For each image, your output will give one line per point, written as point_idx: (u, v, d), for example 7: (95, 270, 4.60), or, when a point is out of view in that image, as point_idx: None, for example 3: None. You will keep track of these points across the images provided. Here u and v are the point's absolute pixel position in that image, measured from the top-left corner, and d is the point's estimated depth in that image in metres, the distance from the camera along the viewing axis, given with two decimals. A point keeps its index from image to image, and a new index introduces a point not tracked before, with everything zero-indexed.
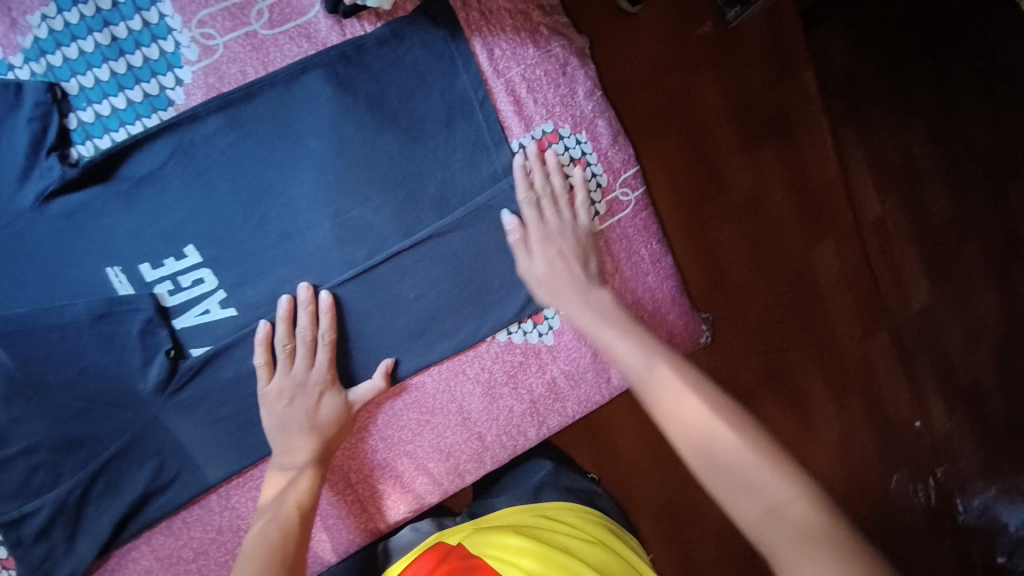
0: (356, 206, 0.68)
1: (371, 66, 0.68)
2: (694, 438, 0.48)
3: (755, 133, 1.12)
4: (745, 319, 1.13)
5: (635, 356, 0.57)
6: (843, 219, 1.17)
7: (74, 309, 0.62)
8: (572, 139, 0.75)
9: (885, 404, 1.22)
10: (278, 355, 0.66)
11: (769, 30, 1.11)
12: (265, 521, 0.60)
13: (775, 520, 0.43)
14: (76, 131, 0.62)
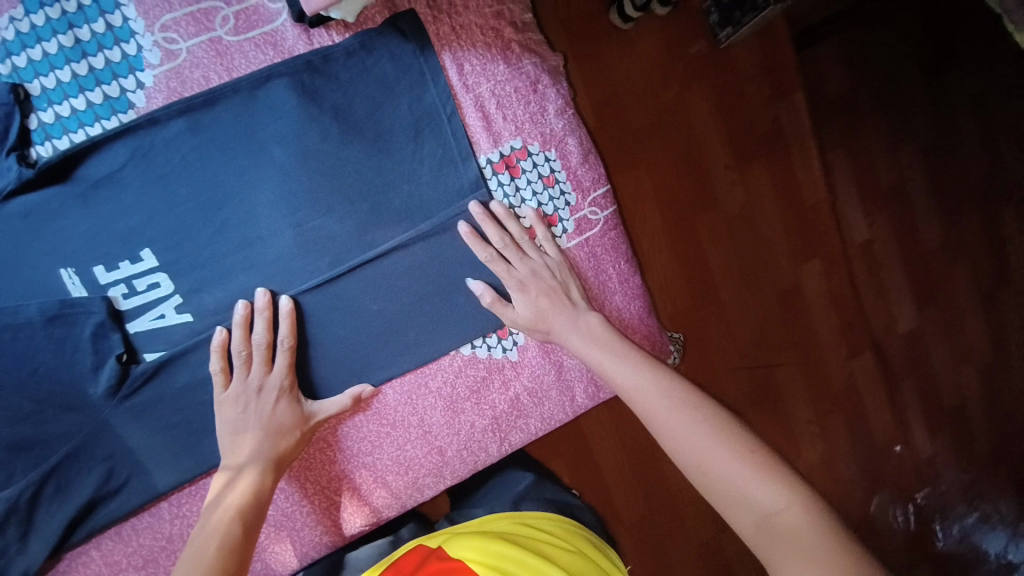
0: (318, 216, 0.68)
1: (338, 77, 0.68)
2: (691, 457, 0.54)
3: (746, 150, 1.12)
4: (732, 335, 1.13)
5: (631, 377, 0.63)
6: (830, 241, 1.17)
7: (28, 309, 0.61)
8: (541, 156, 0.74)
9: (871, 426, 1.22)
10: (234, 362, 0.65)
11: (761, 51, 1.11)
12: (203, 533, 0.58)
13: (768, 530, 0.48)
14: (36, 132, 0.62)
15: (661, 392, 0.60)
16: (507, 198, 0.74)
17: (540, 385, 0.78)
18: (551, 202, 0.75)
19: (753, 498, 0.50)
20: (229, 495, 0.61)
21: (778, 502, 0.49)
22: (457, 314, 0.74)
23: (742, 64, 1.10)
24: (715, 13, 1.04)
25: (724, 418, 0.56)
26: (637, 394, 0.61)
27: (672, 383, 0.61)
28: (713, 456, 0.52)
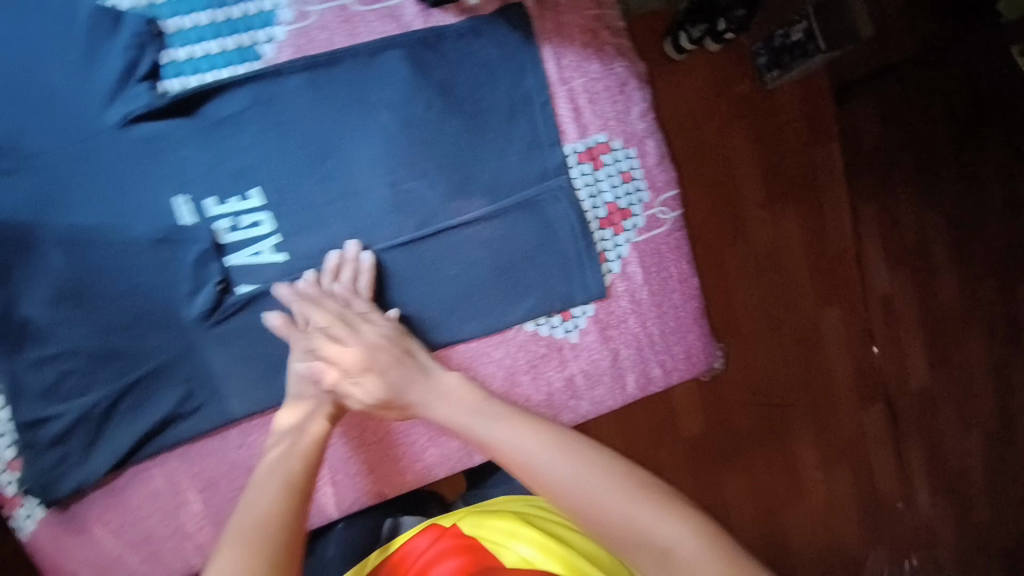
0: (413, 178, 0.73)
1: (446, 54, 0.72)
2: (582, 509, 0.49)
3: (779, 187, 1.17)
4: (747, 371, 1.17)
5: (501, 436, 0.55)
6: (850, 290, 1.20)
7: (137, 229, 0.65)
8: (622, 153, 0.78)
9: (875, 481, 1.22)
10: (313, 306, 0.67)
11: (802, 98, 1.18)
12: (283, 454, 0.56)
13: (671, 570, 0.44)
14: (166, 67, 0.65)
15: (539, 447, 0.53)
16: (587, 187, 0.78)
17: (594, 369, 0.82)
18: (625, 197, 0.80)
19: (656, 538, 0.46)
20: (305, 426, 0.60)
21: (683, 536, 0.45)
22: (526, 290, 0.78)
23: (780, 109, 1.17)
24: (763, 56, 1.11)
25: (611, 464, 0.51)
26: (511, 455, 0.54)
27: (553, 432, 0.54)
28: (602, 504, 0.48)
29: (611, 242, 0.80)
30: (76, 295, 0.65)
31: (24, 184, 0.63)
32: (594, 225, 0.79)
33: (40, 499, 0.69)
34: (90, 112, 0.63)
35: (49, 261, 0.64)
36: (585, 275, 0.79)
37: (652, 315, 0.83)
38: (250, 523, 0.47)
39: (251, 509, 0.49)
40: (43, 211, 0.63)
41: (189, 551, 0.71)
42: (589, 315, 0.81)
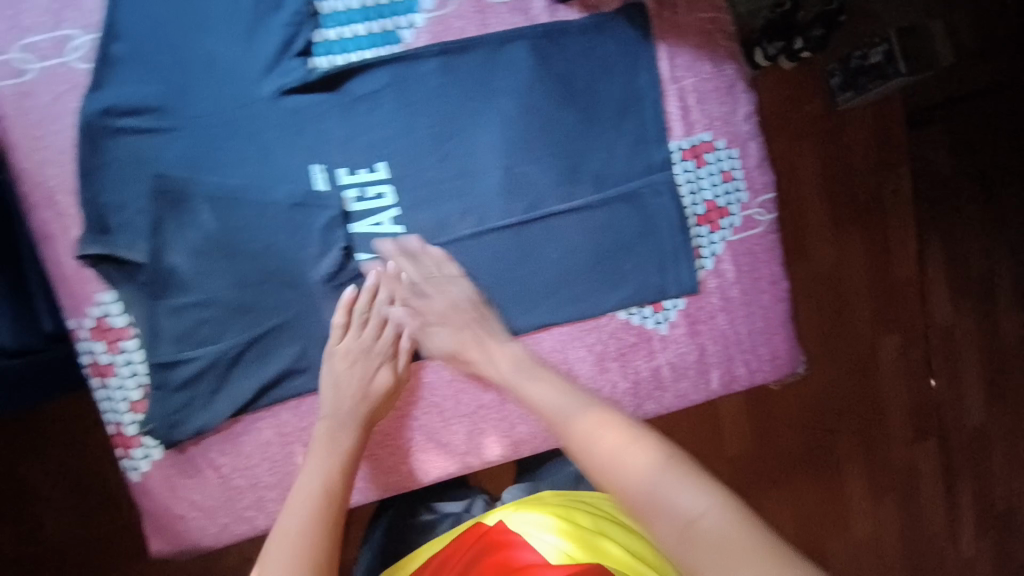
0: (527, 163, 0.76)
1: (568, 47, 0.75)
2: (614, 470, 0.56)
3: (850, 215, 1.21)
4: (802, 402, 1.24)
5: (552, 401, 0.65)
6: (914, 321, 1.26)
7: (278, 193, 0.71)
8: (724, 153, 0.80)
9: (921, 512, 1.31)
10: (424, 286, 0.74)
11: (874, 120, 1.20)
12: (322, 458, 0.67)
13: (694, 535, 0.48)
14: (318, 45, 0.71)
15: (585, 414, 0.62)
16: (688, 183, 0.79)
17: (681, 362, 0.83)
18: (724, 195, 0.81)
19: (680, 509, 0.50)
20: (340, 431, 0.70)
21: (706, 509, 0.49)
22: (623, 279, 0.80)
23: (851, 130, 1.19)
24: (837, 78, 1.15)
25: (651, 439, 0.58)
26: (559, 417, 0.63)
27: (599, 407, 0.63)
28: (635, 470, 0.54)
29: (706, 239, 0.81)
30: (217, 251, 0.70)
31: (182, 142, 0.68)
32: (692, 222, 0.80)
33: (160, 440, 0.73)
34: (247, 80, 0.68)
35: (200, 218, 0.69)
36: (680, 270, 0.81)
37: (742, 314, 0.84)
38: (289, 530, 0.60)
39: (291, 516, 0.61)
40: (195, 169, 0.68)
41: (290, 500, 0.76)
42: (680, 309, 0.82)
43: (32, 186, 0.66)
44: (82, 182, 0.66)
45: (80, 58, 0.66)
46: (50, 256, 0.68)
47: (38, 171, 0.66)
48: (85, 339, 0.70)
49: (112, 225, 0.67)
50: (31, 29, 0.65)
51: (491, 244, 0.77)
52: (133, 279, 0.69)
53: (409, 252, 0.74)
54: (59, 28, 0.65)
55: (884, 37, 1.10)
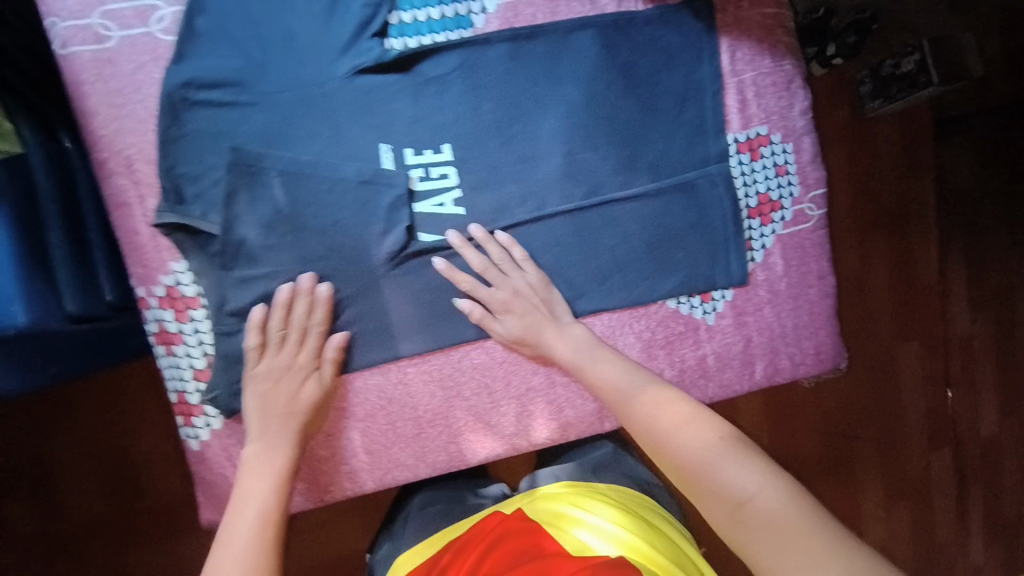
0: (587, 150, 0.78)
1: (634, 38, 0.77)
2: (670, 448, 0.61)
3: (870, 223, 1.27)
4: (820, 405, 1.29)
5: (613, 380, 0.70)
6: (932, 330, 1.31)
7: (346, 170, 0.72)
8: (779, 147, 0.82)
9: (933, 521, 1.34)
10: (494, 270, 0.75)
11: (901, 131, 1.26)
12: (248, 485, 0.62)
13: (746, 513, 0.52)
14: (394, 27, 0.73)
15: (644, 394, 0.67)
16: (743, 175, 0.82)
17: (726, 352, 0.84)
18: (777, 189, 0.83)
19: (734, 486, 0.54)
20: (266, 452, 0.65)
21: (760, 488, 0.52)
22: (673, 269, 0.82)
23: (876, 136, 1.26)
24: (868, 84, 1.20)
25: (708, 419, 0.62)
26: (619, 396, 0.68)
27: (658, 388, 0.67)
28: (691, 449, 0.59)
29: (757, 232, 0.83)
30: (285, 227, 0.72)
31: (258, 116, 0.69)
32: (745, 214, 0.82)
33: (219, 410, 0.74)
34: (325, 58, 0.70)
35: (273, 194, 0.71)
36: (730, 261, 0.82)
37: (789, 307, 0.85)
38: (228, 555, 0.54)
39: (234, 543, 0.55)
40: (269, 144, 0.70)
41: (344, 475, 0.79)
42: (728, 300, 0.84)
43: (109, 152, 0.67)
44: (160, 151, 0.67)
45: (163, 29, 0.67)
46: (123, 223, 0.69)
47: (116, 139, 0.67)
48: (155, 307, 0.71)
49: (188, 195, 0.69)
50: None
51: (550, 227, 0.78)
52: (205, 250, 0.70)
53: (478, 241, 0.75)
54: None
55: (917, 45, 1.12)
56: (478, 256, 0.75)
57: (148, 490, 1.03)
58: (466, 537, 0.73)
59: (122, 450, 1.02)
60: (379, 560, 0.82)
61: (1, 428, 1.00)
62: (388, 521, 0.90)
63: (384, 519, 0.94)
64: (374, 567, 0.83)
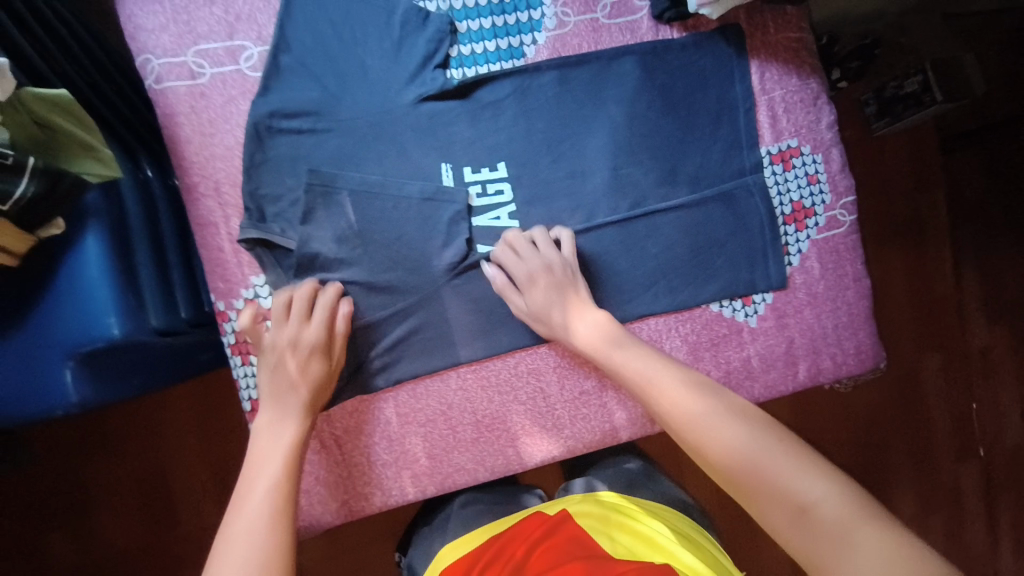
0: (631, 165, 0.83)
1: (671, 63, 0.84)
2: (717, 447, 0.59)
3: (887, 234, 1.31)
4: (850, 415, 1.30)
5: (652, 377, 0.69)
6: (954, 339, 1.33)
7: (411, 188, 0.78)
8: (810, 158, 0.88)
9: (967, 534, 1.33)
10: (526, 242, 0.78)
11: (909, 149, 1.31)
12: (261, 459, 0.65)
13: (810, 518, 0.51)
14: (454, 59, 0.81)
15: (684, 390, 0.66)
16: (777, 185, 0.87)
17: (769, 354, 0.87)
18: (810, 197, 0.88)
19: (796, 492, 0.52)
20: (278, 431, 0.68)
21: (823, 496, 0.51)
22: (715, 274, 0.85)
23: (888, 154, 1.31)
24: (873, 106, 1.27)
25: (753, 418, 0.61)
26: (659, 394, 0.67)
27: (698, 385, 0.66)
28: (742, 450, 0.58)
29: (793, 237, 0.88)
30: (354, 242, 0.77)
31: (334, 142, 0.76)
32: (780, 220, 0.87)
33: None
34: (395, 89, 0.78)
35: (346, 212, 0.76)
36: (768, 265, 0.86)
37: (827, 309, 0.88)
38: (238, 536, 0.56)
39: (245, 513, 0.58)
40: (342, 166, 0.76)
41: (405, 480, 0.80)
42: (768, 303, 0.87)
43: (201, 177, 0.74)
44: (245, 175, 0.74)
45: (251, 66, 0.75)
46: (209, 241, 0.75)
47: (207, 165, 0.74)
48: (234, 319, 0.76)
49: (269, 215, 0.75)
50: (206, 37, 0.74)
51: (597, 238, 0.83)
52: (281, 265, 0.75)
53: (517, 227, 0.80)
54: (232, 38, 0.75)
55: (919, 67, 1.19)
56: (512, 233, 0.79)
57: (188, 515, 1.06)
58: (511, 533, 0.72)
59: (171, 468, 1.06)
60: (420, 559, 0.82)
61: (62, 446, 1.05)
62: (423, 525, 0.90)
63: (416, 522, 0.94)
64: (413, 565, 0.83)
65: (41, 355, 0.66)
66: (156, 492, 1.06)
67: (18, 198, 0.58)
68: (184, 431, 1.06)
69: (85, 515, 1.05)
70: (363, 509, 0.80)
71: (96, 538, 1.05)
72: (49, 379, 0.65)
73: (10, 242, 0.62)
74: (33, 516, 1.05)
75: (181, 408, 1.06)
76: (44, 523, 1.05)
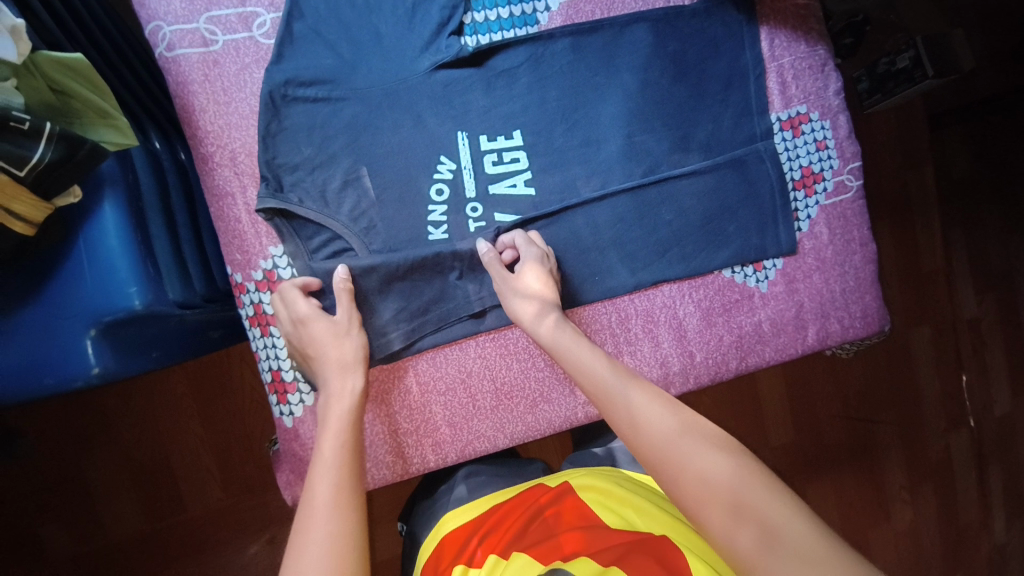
0: (644, 132, 0.84)
1: (682, 30, 0.86)
2: (667, 453, 0.54)
3: (882, 209, 1.34)
4: (844, 386, 1.34)
5: (603, 373, 0.65)
6: (942, 313, 1.37)
7: (429, 157, 0.78)
8: (818, 124, 0.90)
9: (957, 500, 1.38)
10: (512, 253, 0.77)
11: (897, 125, 1.34)
12: (323, 432, 0.62)
13: (773, 543, 0.45)
14: (468, 26, 0.81)
15: (627, 387, 0.63)
16: (787, 150, 0.89)
17: (781, 318, 0.88)
18: (818, 162, 0.90)
19: (758, 510, 0.47)
20: (333, 404, 0.66)
21: (786, 517, 0.46)
22: (728, 240, 0.86)
23: (880, 130, 1.33)
24: (865, 82, 1.28)
25: (702, 427, 0.57)
26: (605, 388, 0.63)
27: (645, 388, 0.63)
28: (689, 458, 0.53)
29: (802, 203, 0.90)
30: (372, 218, 0.77)
31: (349, 110, 0.76)
32: (790, 186, 0.89)
33: (310, 389, 0.76)
34: (409, 56, 0.77)
35: (391, 340, 0.77)
36: (779, 231, 0.88)
37: (836, 274, 0.90)
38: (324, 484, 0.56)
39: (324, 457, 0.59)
40: (358, 134, 0.76)
41: (427, 448, 0.80)
42: (779, 269, 0.89)
43: (216, 147, 0.73)
44: (261, 145, 0.73)
45: (264, 33, 0.75)
46: (225, 212, 0.74)
47: (223, 134, 0.73)
48: (252, 290, 0.75)
49: (286, 184, 0.73)
50: (217, 3, 0.73)
51: (612, 206, 0.83)
52: (300, 236, 0.75)
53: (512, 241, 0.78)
54: (244, 4, 0.75)
55: (910, 42, 1.16)
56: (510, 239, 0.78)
57: (190, 501, 1.04)
58: (510, 505, 0.71)
59: (171, 454, 1.04)
60: (419, 528, 0.80)
61: (56, 435, 1.01)
62: (423, 497, 0.87)
63: (415, 496, 0.92)
64: (414, 532, 0.81)
65: (59, 327, 0.63)
66: (157, 480, 1.03)
67: (36, 163, 0.56)
68: (185, 417, 1.04)
69: (81, 508, 1.01)
70: (378, 481, 0.79)
71: (94, 529, 1.01)
72: (67, 351, 0.63)
73: (28, 211, 0.58)
74: (22, 509, 1.00)
75: (181, 394, 1.04)
76: (38, 517, 1.00)
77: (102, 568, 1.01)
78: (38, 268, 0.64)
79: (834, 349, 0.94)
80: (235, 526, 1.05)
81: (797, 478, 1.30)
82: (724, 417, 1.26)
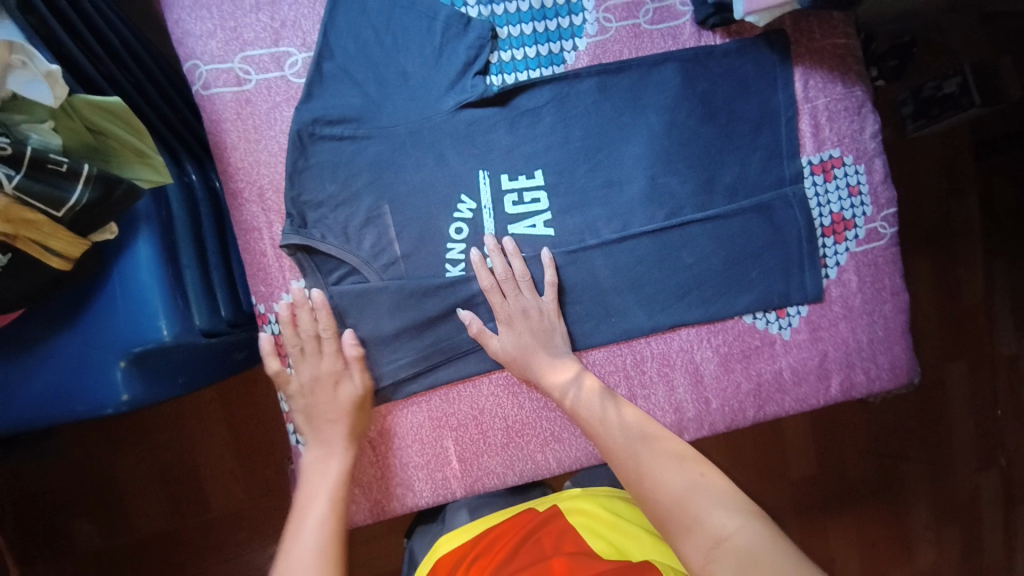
0: (668, 174, 0.83)
1: (712, 69, 0.84)
2: (644, 481, 0.64)
3: (921, 241, 1.28)
4: (868, 424, 1.29)
5: (596, 411, 0.73)
6: (980, 349, 1.30)
7: (449, 196, 0.79)
8: (852, 168, 0.87)
9: (987, 547, 1.31)
10: (498, 291, 0.77)
11: (944, 152, 1.28)
12: (309, 497, 0.69)
13: (722, 551, 0.54)
14: (494, 66, 0.81)
15: (618, 424, 0.71)
16: (817, 196, 0.87)
17: (803, 367, 0.85)
18: (850, 209, 0.87)
19: (714, 527, 0.56)
20: (313, 478, 0.71)
21: (736, 530, 0.55)
22: (751, 285, 0.84)
23: (923, 159, 1.27)
24: (909, 106, 1.22)
25: (681, 458, 0.66)
26: (597, 424, 0.72)
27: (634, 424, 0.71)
28: (663, 488, 0.62)
29: (831, 250, 0.87)
30: (390, 254, 0.78)
31: (373, 148, 0.77)
32: (819, 232, 0.86)
33: None
34: (434, 96, 0.78)
35: (397, 369, 0.79)
36: (805, 277, 0.85)
37: (864, 322, 0.87)
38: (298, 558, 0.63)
39: (307, 526, 0.66)
40: (381, 171, 0.77)
41: (437, 482, 0.80)
42: (803, 316, 0.86)
43: (245, 183, 0.76)
44: (288, 182, 0.74)
45: (295, 73, 0.77)
46: (251, 246, 0.76)
47: (252, 170, 0.76)
48: (273, 321, 0.77)
49: (310, 220, 0.75)
50: (252, 43, 0.76)
51: (632, 247, 0.82)
52: (321, 270, 0.77)
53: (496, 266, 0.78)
54: (278, 44, 0.77)
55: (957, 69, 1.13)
56: (489, 275, 0.77)
57: (211, 505, 1.08)
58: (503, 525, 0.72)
59: (195, 459, 1.08)
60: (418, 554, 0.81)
61: (90, 437, 1.06)
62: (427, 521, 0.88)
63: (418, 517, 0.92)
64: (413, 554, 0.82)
65: (93, 355, 0.66)
66: (180, 484, 1.07)
67: (72, 204, 0.58)
68: (209, 425, 1.07)
69: (109, 507, 1.06)
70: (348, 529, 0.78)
71: (120, 527, 1.06)
72: (98, 379, 0.66)
73: (64, 247, 0.61)
74: (56, 505, 1.05)
75: (206, 404, 1.07)
76: (70, 513, 1.05)
77: (125, 566, 1.06)
78: (76, 299, 0.67)
79: (859, 399, 0.90)
80: (250, 529, 1.09)
81: (815, 513, 1.26)
82: (743, 451, 1.23)
